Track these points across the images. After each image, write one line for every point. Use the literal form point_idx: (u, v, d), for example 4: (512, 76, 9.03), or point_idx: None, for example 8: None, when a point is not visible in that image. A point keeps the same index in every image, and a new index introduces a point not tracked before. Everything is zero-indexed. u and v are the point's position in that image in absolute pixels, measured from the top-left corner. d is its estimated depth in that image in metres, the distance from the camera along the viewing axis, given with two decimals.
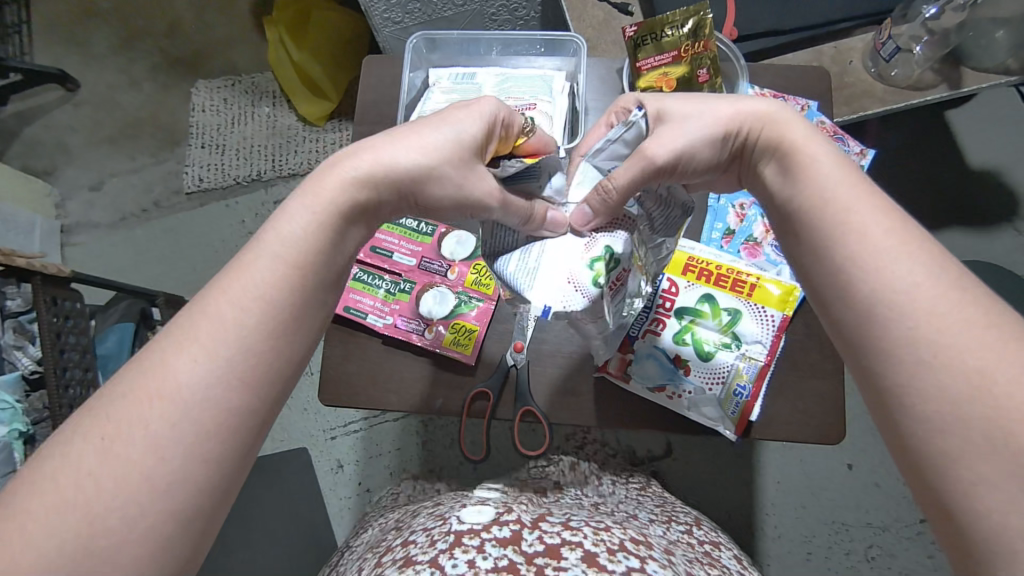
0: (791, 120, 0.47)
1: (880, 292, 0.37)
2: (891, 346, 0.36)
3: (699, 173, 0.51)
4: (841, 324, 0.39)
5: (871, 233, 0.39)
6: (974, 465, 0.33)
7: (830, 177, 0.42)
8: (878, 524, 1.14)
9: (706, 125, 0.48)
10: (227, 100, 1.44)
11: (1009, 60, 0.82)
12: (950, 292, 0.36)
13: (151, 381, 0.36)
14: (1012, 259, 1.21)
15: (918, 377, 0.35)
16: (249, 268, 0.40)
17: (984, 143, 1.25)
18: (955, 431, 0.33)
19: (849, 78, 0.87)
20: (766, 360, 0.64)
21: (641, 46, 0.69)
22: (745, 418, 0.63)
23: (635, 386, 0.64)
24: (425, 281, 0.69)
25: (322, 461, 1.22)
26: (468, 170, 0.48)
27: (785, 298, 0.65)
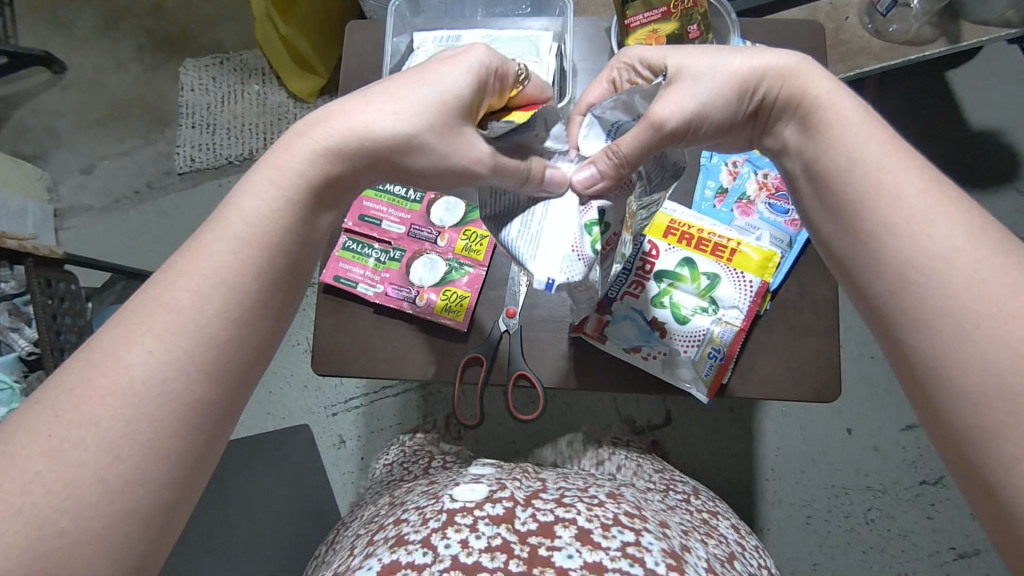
0: (811, 75, 0.45)
1: (916, 260, 0.36)
2: (926, 316, 0.36)
3: (714, 134, 0.50)
4: (870, 291, 0.39)
5: (907, 196, 0.38)
6: (1015, 438, 0.33)
7: (856, 136, 0.41)
8: (878, 487, 1.15)
9: (720, 84, 0.46)
10: (216, 78, 1.42)
11: (1010, 12, 0.80)
12: (989, 261, 0.35)
13: (102, 371, 0.37)
14: (1013, 220, 1.20)
15: (956, 348, 0.35)
16: (206, 252, 0.41)
17: (984, 103, 1.23)
18: (998, 404, 0.33)
19: (846, 35, 0.85)
20: (742, 325, 0.63)
21: (629, 3, 0.67)
22: (718, 380, 0.63)
23: (611, 346, 0.64)
24: (415, 249, 0.68)
25: (326, 436, 1.24)
26: (455, 132, 0.46)
27: (765, 263, 0.63)
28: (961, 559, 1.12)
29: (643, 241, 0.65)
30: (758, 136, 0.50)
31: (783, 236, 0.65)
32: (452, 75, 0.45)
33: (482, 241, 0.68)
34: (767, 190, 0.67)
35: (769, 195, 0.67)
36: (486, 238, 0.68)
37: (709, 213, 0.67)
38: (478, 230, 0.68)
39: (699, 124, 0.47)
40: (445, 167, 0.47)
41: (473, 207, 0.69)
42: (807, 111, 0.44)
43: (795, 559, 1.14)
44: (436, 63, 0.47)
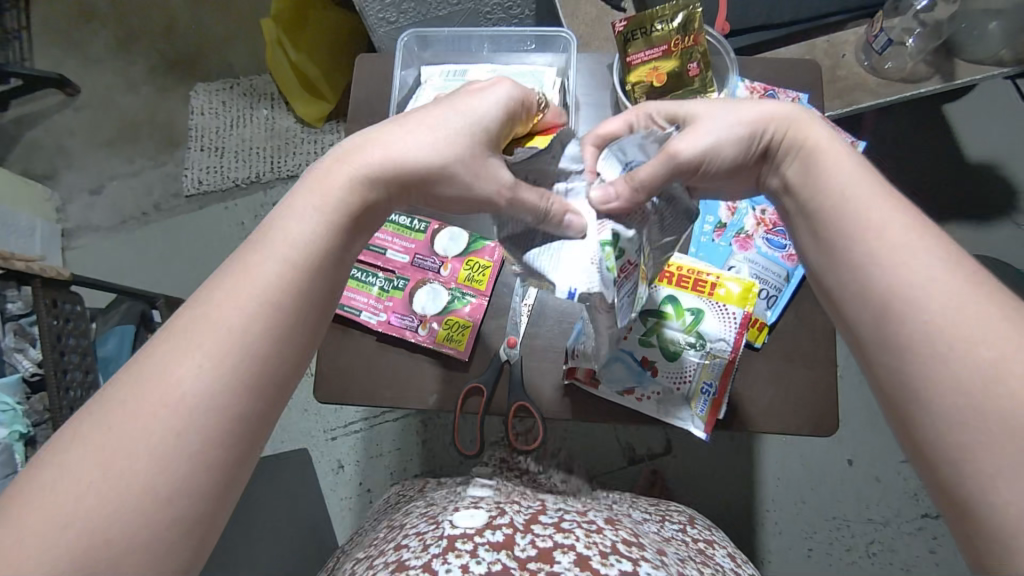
0: (813, 122, 0.46)
1: (898, 287, 0.37)
2: (906, 342, 0.36)
3: (722, 177, 0.50)
4: (857, 320, 0.39)
5: (889, 230, 0.39)
6: (989, 455, 0.33)
7: (852, 175, 0.42)
8: (879, 519, 1.14)
9: (730, 125, 0.47)
10: (226, 103, 1.44)
11: (1002, 51, 0.82)
12: (966, 287, 0.36)
13: (147, 384, 0.37)
14: (1010, 252, 1.21)
15: (933, 369, 0.35)
16: (255, 268, 0.41)
17: (981, 136, 1.24)
18: (971, 423, 0.34)
19: (842, 71, 0.87)
20: (730, 356, 0.63)
21: (631, 41, 0.69)
22: (713, 417, 0.63)
23: (603, 390, 0.65)
24: (419, 278, 0.69)
25: (324, 462, 1.24)
26: (483, 164, 0.48)
27: (746, 294, 0.63)
28: None
29: None
30: (763, 181, 0.50)
31: (781, 270, 0.66)
32: (488, 106, 0.49)
33: (485, 270, 0.69)
34: (765, 226, 0.68)
35: (767, 230, 0.68)
36: (488, 268, 0.69)
37: (707, 247, 0.68)
38: (481, 259, 0.69)
39: (710, 162, 0.48)
40: (469, 196, 0.48)
41: (476, 237, 0.70)
42: (812, 152, 0.45)
43: None
44: (466, 94, 0.50)
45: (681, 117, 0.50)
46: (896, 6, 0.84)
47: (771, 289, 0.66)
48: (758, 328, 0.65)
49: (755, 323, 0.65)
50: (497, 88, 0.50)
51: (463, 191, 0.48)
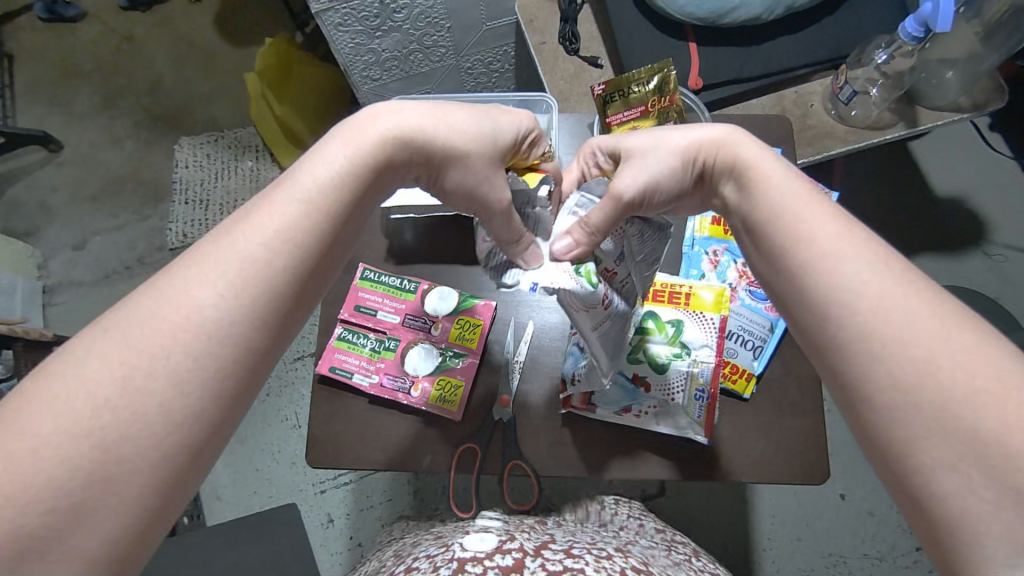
0: (741, 142, 0.48)
1: (828, 291, 0.38)
2: (845, 345, 0.37)
3: (667, 203, 0.53)
4: (802, 323, 0.40)
5: (821, 235, 0.40)
6: (932, 449, 0.33)
7: (778, 188, 0.44)
8: (875, 553, 1.14)
9: (664, 160, 0.51)
10: (210, 155, 1.45)
11: (960, 99, 0.87)
12: (894, 285, 0.37)
13: (179, 292, 0.37)
14: (982, 282, 1.25)
15: (873, 368, 0.36)
16: (281, 204, 0.41)
17: (948, 171, 1.29)
18: (913, 415, 0.34)
19: (811, 121, 0.92)
20: (716, 360, 0.64)
21: (610, 103, 0.72)
22: (710, 421, 0.64)
23: (602, 413, 0.65)
24: (410, 338, 0.69)
25: (313, 516, 1.21)
26: (495, 167, 0.50)
27: (719, 301, 0.66)
28: None
29: None
30: (708, 200, 0.53)
31: (764, 321, 0.67)
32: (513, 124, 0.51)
33: (476, 329, 0.69)
34: (747, 278, 0.69)
35: (750, 282, 0.69)
36: (479, 326, 0.69)
37: None
38: (472, 318, 0.69)
39: (651, 195, 0.51)
40: (473, 193, 0.51)
41: (466, 296, 0.70)
42: (738, 174, 0.47)
43: None
44: (497, 109, 0.53)
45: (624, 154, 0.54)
46: (860, 58, 0.89)
47: (756, 340, 0.67)
48: (746, 379, 0.66)
49: (741, 375, 0.66)
50: (518, 115, 0.53)
51: (467, 185, 0.50)
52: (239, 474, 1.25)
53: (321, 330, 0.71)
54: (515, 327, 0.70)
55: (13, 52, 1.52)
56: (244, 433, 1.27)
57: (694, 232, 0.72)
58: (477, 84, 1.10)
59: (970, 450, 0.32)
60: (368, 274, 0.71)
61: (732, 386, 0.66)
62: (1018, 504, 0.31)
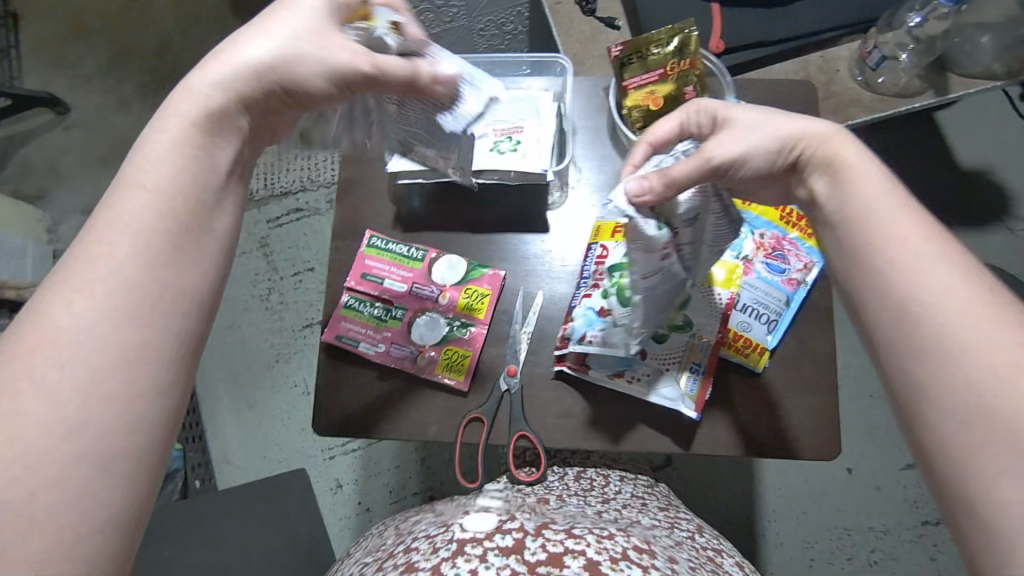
0: (843, 140, 0.47)
1: (914, 291, 0.39)
2: (920, 344, 0.38)
3: (750, 181, 0.53)
4: (874, 323, 0.40)
5: (911, 237, 0.40)
6: (997, 457, 0.34)
7: (874, 188, 0.44)
8: (880, 528, 1.14)
9: (762, 138, 0.50)
10: None
11: (995, 64, 0.83)
12: (983, 298, 0.38)
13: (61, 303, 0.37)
14: (1005, 257, 1.21)
15: (945, 373, 0.36)
16: (112, 241, 0.38)
17: (976, 141, 1.25)
18: (980, 421, 0.35)
19: (836, 90, 0.86)
20: (719, 335, 0.64)
21: (627, 66, 0.69)
22: (703, 396, 0.63)
23: (595, 375, 0.64)
24: (417, 307, 0.68)
25: (322, 481, 1.23)
26: (324, 39, 0.46)
27: (730, 278, 0.66)
28: None
29: (594, 247, 0.68)
30: (793, 192, 0.52)
31: (780, 294, 0.65)
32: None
33: (484, 298, 0.68)
34: (765, 250, 0.67)
35: (767, 254, 0.67)
36: (487, 296, 0.68)
37: None
38: (480, 288, 0.68)
39: (736, 167, 0.51)
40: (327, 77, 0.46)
41: (475, 264, 0.69)
42: (833, 169, 0.46)
43: None
44: None
45: (728, 119, 0.52)
46: (891, 22, 0.86)
47: (771, 313, 0.65)
48: (759, 353, 0.64)
49: (754, 348, 0.64)
50: None
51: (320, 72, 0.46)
52: (250, 438, 1.26)
53: (327, 297, 0.69)
54: (524, 297, 0.68)
55: (18, 9, 1.50)
56: (252, 398, 1.28)
57: None
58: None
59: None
60: (376, 241, 0.70)
61: (746, 358, 0.64)
62: None
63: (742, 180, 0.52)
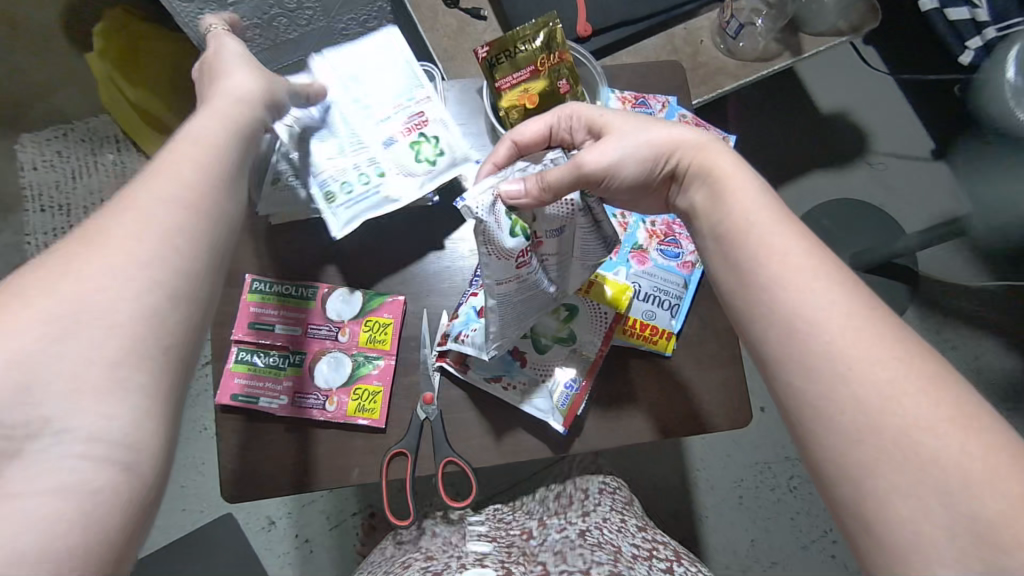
0: (716, 149, 0.50)
1: (798, 309, 0.40)
2: (807, 363, 0.39)
3: (630, 191, 0.55)
4: (762, 339, 0.42)
5: (791, 254, 0.42)
6: (886, 475, 0.36)
7: (750, 200, 0.46)
8: (795, 456, 1.23)
9: (637, 147, 0.52)
10: (61, 152, 1.30)
11: (840, 23, 0.88)
12: (859, 313, 0.39)
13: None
14: (870, 192, 1.31)
15: (835, 391, 0.38)
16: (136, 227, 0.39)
17: (832, 87, 1.34)
18: (868, 439, 0.36)
19: (703, 58, 0.89)
20: (598, 355, 0.64)
21: (497, 66, 0.67)
22: (574, 411, 0.63)
23: (473, 375, 0.64)
24: (316, 349, 0.64)
25: (252, 522, 1.16)
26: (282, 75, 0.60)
27: (619, 297, 0.64)
28: None
29: None
30: (669, 199, 0.55)
31: (678, 278, 0.67)
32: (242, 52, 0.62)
33: (386, 328, 0.65)
34: (657, 237, 0.68)
35: (660, 241, 0.68)
36: (389, 326, 0.65)
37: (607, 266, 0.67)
38: (381, 318, 0.65)
39: (613, 177, 0.52)
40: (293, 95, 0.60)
41: (373, 295, 0.66)
42: (709, 177, 0.49)
43: (734, 539, 1.20)
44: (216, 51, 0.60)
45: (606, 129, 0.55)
46: None
47: (671, 298, 0.66)
48: (666, 338, 0.66)
49: (660, 334, 0.65)
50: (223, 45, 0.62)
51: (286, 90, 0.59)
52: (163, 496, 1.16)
53: (212, 355, 0.64)
54: (429, 317, 0.67)
55: None
56: None
57: None
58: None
59: (921, 479, 0.35)
60: (262, 287, 0.65)
61: (654, 344, 0.65)
62: (960, 521, 0.34)
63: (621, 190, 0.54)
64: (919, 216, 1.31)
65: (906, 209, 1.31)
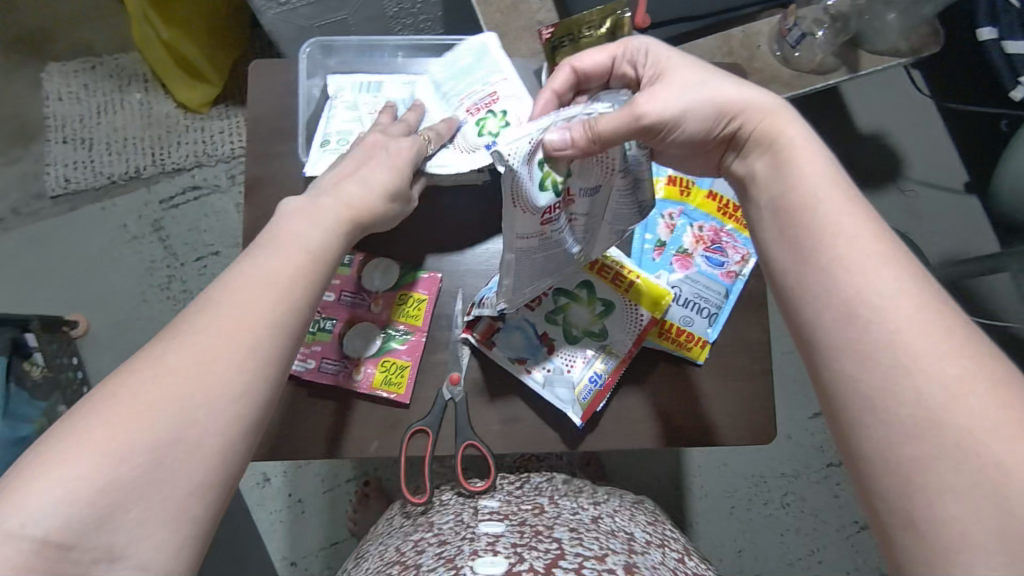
0: (783, 115, 0.49)
1: (865, 294, 0.39)
2: (869, 351, 0.38)
3: (683, 146, 0.53)
4: (816, 323, 0.41)
5: (860, 238, 0.41)
6: (941, 472, 0.35)
7: (815, 169, 0.45)
8: (791, 472, 1.23)
9: (701, 100, 0.50)
10: (88, 86, 1.28)
11: (900, 43, 0.86)
12: (927, 305, 0.38)
13: (106, 417, 0.39)
14: (898, 219, 1.30)
15: (896, 382, 0.37)
16: (246, 293, 0.46)
17: (872, 109, 1.32)
18: (927, 437, 0.35)
19: (758, 64, 0.87)
20: (626, 353, 0.64)
21: (559, 49, 0.66)
22: (593, 407, 0.63)
23: (497, 354, 0.64)
24: (348, 317, 0.64)
25: (247, 477, 1.16)
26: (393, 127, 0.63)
27: (659, 300, 0.63)
28: (842, 542, 1.22)
29: None
30: (724, 162, 0.54)
31: (719, 287, 0.66)
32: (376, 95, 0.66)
33: (421, 305, 0.65)
34: (703, 243, 0.67)
35: (705, 247, 0.67)
36: (423, 301, 0.65)
37: (647, 264, 0.67)
38: (416, 294, 0.65)
39: (672, 129, 0.51)
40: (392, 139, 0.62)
41: (409, 269, 0.66)
42: (773, 143, 0.48)
43: (722, 547, 1.21)
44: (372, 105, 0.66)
45: (669, 76, 0.53)
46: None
47: (710, 306, 0.66)
48: (700, 346, 0.65)
49: (695, 341, 0.65)
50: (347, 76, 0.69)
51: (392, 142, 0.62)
52: None
53: None
54: (463, 299, 0.66)
55: None
56: None
57: None
58: (404, 27, 1.00)
59: (984, 493, 0.34)
60: None
61: (687, 351, 0.65)
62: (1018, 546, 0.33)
63: (675, 144, 0.52)
64: (945, 247, 1.30)
65: (933, 239, 1.30)
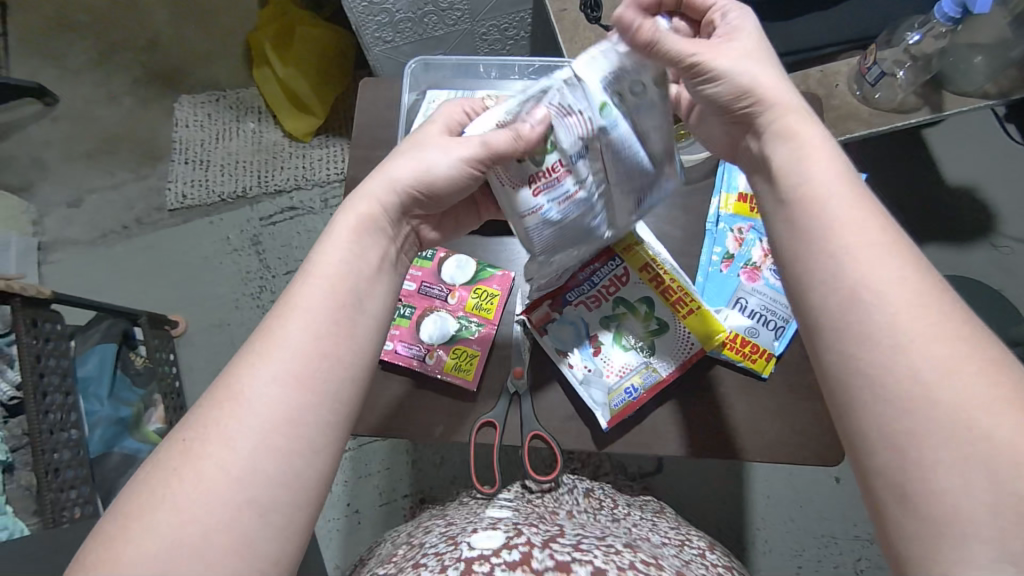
0: (811, 121, 0.49)
1: (861, 279, 0.40)
2: (870, 331, 0.39)
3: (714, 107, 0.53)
4: (819, 305, 0.42)
5: (863, 226, 0.42)
6: (936, 449, 0.36)
7: (829, 165, 0.45)
8: (866, 537, 1.15)
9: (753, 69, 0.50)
10: (211, 115, 1.45)
11: (987, 85, 0.85)
12: (924, 290, 0.40)
13: (183, 473, 0.40)
14: (989, 274, 1.24)
15: (891, 361, 0.38)
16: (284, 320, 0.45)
17: (960, 160, 1.28)
18: (920, 413, 0.36)
19: (835, 101, 0.89)
20: (668, 374, 0.65)
21: None
22: (623, 414, 0.65)
23: (547, 341, 0.66)
24: (425, 305, 0.70)
25: None
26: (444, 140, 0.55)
27: (712, 334, 0.64)
28: None
29: (617, 261, 0.67)
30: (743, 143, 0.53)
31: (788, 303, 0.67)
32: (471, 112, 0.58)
33: (493, 299, 0.69)
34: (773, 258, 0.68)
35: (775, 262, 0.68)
36: (496, 296, 0.69)
37: (715, 277, 0.69)
38: (489, 288, 0.69)
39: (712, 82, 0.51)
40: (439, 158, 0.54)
41: (483, 265, 0.71)
42: (790, 133, 0.48)
43: None
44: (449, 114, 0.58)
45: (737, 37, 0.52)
46: (889, 39, 0.87)
47: (778, 320, 0.66)
48: (766, 359, 0.65)
49: (761, 354, 0.65)
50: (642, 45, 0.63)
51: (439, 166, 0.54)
52: None
53: None
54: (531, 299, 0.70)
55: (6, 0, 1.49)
56: None
57: (719, 209, 0.70)
58: None
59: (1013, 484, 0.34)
60: None
61: (751, 365, 0.65)
62: None
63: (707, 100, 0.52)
64: None
65: None
